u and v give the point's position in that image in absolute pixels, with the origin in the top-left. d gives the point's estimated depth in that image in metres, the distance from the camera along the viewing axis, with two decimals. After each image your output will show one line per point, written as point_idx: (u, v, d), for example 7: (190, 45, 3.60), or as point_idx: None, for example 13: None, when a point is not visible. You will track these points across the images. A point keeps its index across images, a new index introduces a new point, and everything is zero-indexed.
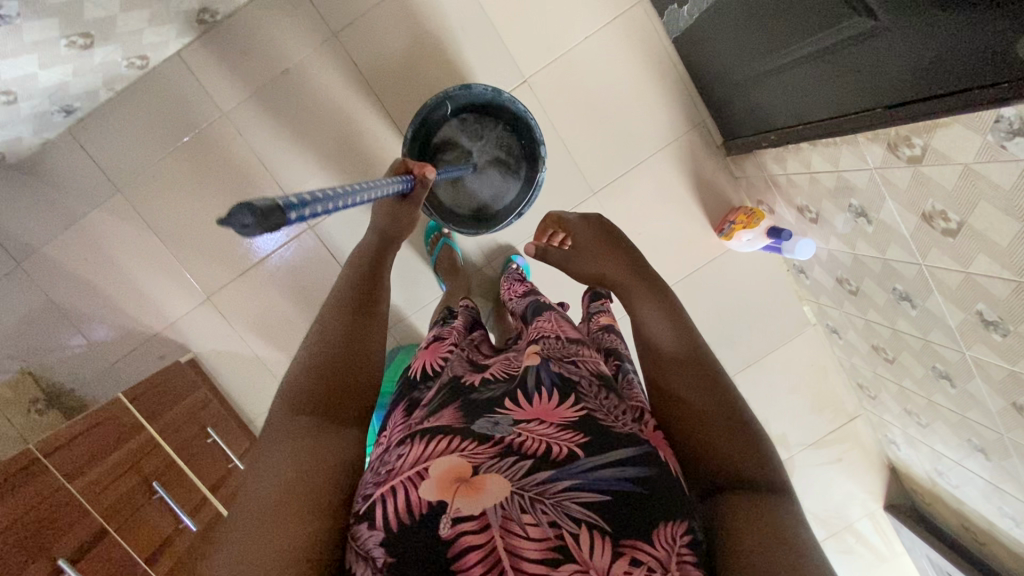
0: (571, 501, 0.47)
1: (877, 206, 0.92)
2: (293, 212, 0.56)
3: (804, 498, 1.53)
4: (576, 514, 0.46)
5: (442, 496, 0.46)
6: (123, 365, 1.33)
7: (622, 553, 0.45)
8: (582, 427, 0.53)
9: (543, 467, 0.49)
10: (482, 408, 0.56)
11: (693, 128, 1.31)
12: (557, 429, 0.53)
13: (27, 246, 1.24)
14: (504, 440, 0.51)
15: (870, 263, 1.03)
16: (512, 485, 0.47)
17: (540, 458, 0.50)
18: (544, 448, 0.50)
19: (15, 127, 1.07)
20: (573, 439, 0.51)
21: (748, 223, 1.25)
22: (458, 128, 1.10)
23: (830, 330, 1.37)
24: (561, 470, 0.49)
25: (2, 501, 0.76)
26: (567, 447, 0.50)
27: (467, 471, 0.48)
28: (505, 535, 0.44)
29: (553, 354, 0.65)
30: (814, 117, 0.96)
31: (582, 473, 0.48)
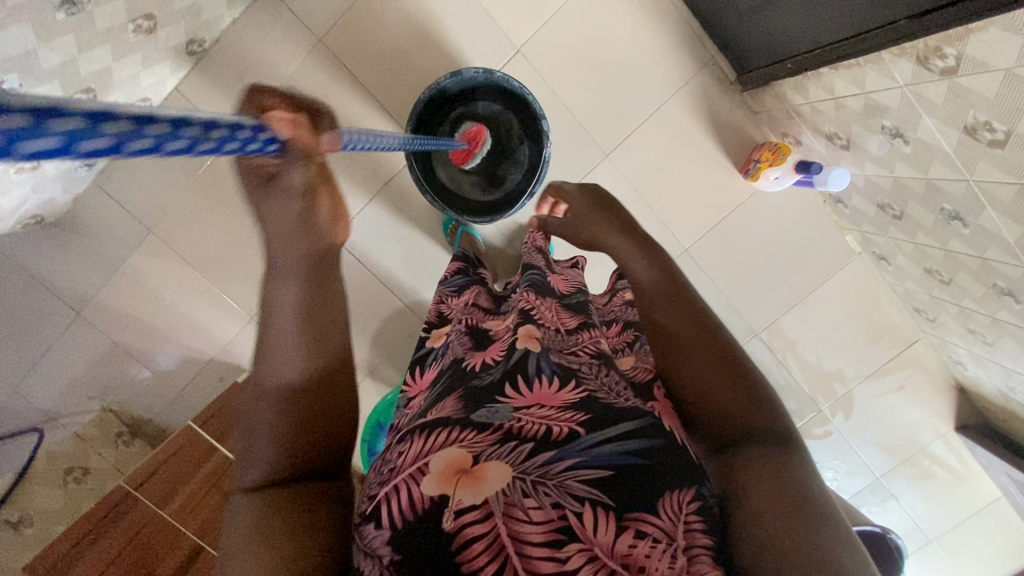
0: (573, 480, 0.49)
1: (913, 125, 0.85)
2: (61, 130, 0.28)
3: (869, 429, 1.49)
4: (579, 492, 0.48)
5: (443, 490, 0.47)
6: (191, 390, 1.43)
7: (627, 527, 0.47)
8: (581, 407, 0.56)
9: (545, 448, 0.51)
10: (481, 398, 0.58)
11: (703, 68, 1.23)
12: (558, 411, 0.56)
13: (82, 297, 1.32)
14: (504, 426, 0.53)
15: (912, 185, 0.96)
16: (516, 470, 0.49)
17: (539, 439, 0.52)
18: (543, 430, 0.53)
19: (44, 188, 1.13)
20: (572, 419, 0.54)
21: (774, 159, 1.17)
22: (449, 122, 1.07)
23: (878, 257, 1.30)
24: (563, 449, 0.51)
25: (109, 536, 0.93)
26: (567, 427, 0.53)
27: (468, 462, 0.49)
28: (508, 522, 0.46)
29: (553, 346, 0.68)
30: (831, 38, 0.89)
31: (582, 451, 0.51)
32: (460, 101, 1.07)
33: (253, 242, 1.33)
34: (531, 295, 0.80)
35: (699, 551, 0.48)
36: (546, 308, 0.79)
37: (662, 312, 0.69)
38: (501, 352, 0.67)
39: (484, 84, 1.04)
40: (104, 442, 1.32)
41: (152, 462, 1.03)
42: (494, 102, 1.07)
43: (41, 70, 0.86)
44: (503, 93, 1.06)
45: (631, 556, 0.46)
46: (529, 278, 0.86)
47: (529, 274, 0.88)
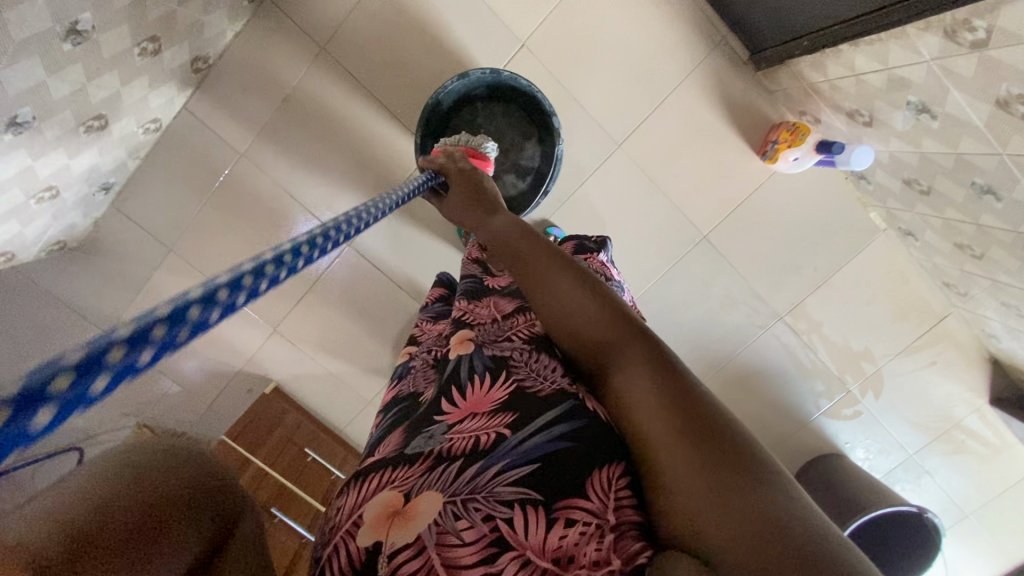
0: (500, 485, 0.51)
1: (940, 100, 0.82)
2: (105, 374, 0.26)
3: (900, 407, 1.46)
4: (507, 497, 0.50)
5: (377, 537, 0.50)
6: (221, 403, 1.45)
7: (556, 519, 0.48)
8: (508, 407, 0.58)
9: (472, 461, 0.53)
10: (421, 426, 0.61)
11: (715, 48, 1.19)
12: (488, 417, 0.58)
13: (108, 316, 1.34)
14: (434, 452, 0.56)
15: (940, 160, 0.92)
16: (445, 494, 0.51)
17: (468, 454, 0.54)
18: (472, 442, 0.55)
19: (65, 215, 1.15)
20: (500, 423, 0.57)
21: (793, 141, 1.13)
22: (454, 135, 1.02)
23: (904, 233, 1.26)
24: (488, 457, 0.53)
25: None
26: (494, 433, 0.56)
27: (400, 502, 0.52)
28: (441, 550, 0.48)
29: (486, 339, 0.71)
30: (848, 15, 0.86)
31: (504, 457, 0.53)
32: (465, 105, 1.05)
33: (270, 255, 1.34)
34: (466, 305, 0.83)
35: (627, 527, 0.47)
36: (488, 305, 0.81)
37: (541, 280, 0.67)
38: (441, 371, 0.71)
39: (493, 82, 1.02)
40: None
41: None
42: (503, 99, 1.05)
43: (52, 101, 0.87)
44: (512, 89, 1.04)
45: (561, 549, 0.46)
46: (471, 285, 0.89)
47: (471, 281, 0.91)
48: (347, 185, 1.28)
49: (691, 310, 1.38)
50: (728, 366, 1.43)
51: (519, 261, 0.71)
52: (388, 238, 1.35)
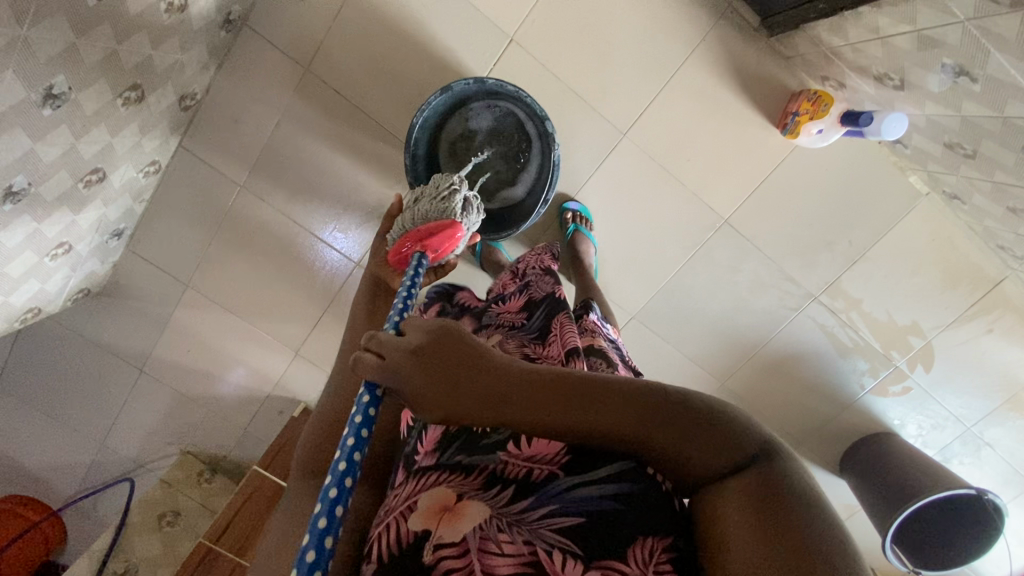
0: (547, 524, 0.47)
1: (981, 61, 0.72)
2: None
3: (955, 379, 1.36)
4: (550, 536, 0.46)
5: (426, 525, 0.49)
6: (255, 427, 1.49)
7: (593, 568, 0.44)
8: (569, 447, 0.53)
9: (522, 494, 0.50)
10: (476, 444, 0.56)
11: (720, 18, 1.09)
12: (543, 451, 0.53)
13: (141, 355, 1.39)
14: (489, 468, 0.53)
15: (984, 124, 0.82)
16: (494, 509, 0.49)
17: (521, 483, 0.51)
18: (525, 471, 0.52)
19: (82, 266, 1.18)
20: (555, 460, 0.52)
21: (815, 113, 1.02)
22: (432, 198, 0.84)
23: (949, 196, 1.15)
24: (539, 495, 0.49)
25: None
26: (548, 468, 0.51)
27: (451, 499, 0.50)
28: (481, 556, 0.45)
29: None
30: None
31: (557, 497, 0.48)
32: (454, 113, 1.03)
33: (283, 280, 1.34)
34: (537, 342, 0.73)
35: None
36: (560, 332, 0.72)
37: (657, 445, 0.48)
38: None
39: (473, 86, 0.97)
40: (188, 484, 1.43)
41: (225, 512, 1.09)
42: (488, 101, 1.01)
43: (45, 165, 0.87)
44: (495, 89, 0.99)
45: None
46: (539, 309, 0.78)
47: (542, 305, 0.79)
48: (349, 205, 1.26)
49: (715, 297, 1.31)
50: (762, 351, 1.37)
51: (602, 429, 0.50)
52: None
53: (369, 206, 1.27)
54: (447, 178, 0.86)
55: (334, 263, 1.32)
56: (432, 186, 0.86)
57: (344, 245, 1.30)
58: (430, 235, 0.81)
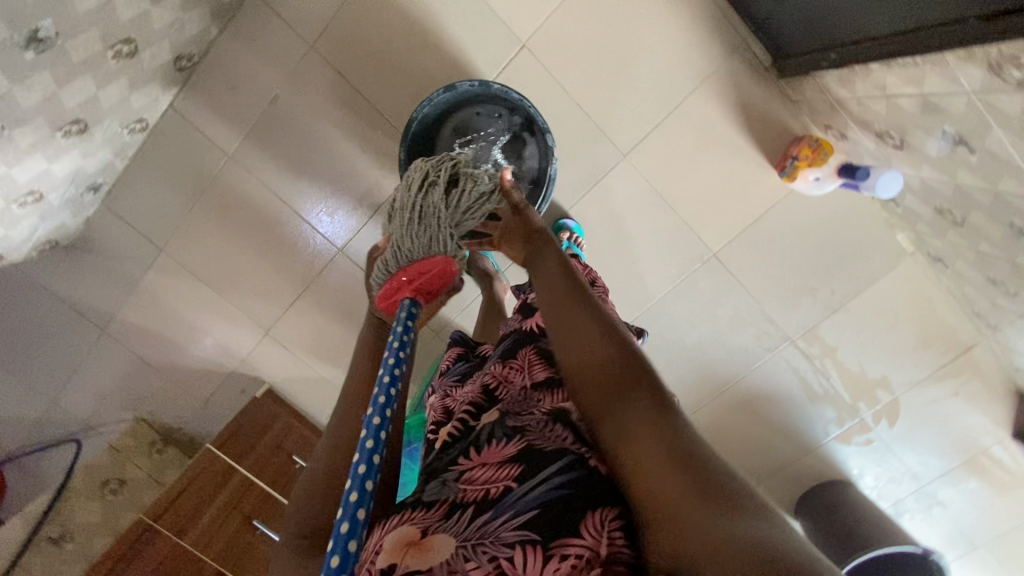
0: (505, 530, 0.45)
1: (981, 134, 0.72)
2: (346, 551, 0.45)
3: (916, 436, 1.38)
4: (510, 538, 0.45)
5: (392, 563, 0.46)
6: (215, 402, 1.45)
7: (552, 554, 0.43)
8: (519, 454, 0.51)
9: (481, 511, 0.48)
10: (436, 472, 0.55)
11: (734, 53, 1.09)
12: (496, 465, 0.51)
13: (104, 315, 1.35)
14: (450, 497, 0.51)
15: (976, 195, 0.83)
16: (456, 538, 0.46)
17: (479, 503, 0.48)
18: (482, 491, 0.49)
19: (53, 216, 1.13)
20: (509, 472, 0.50)
21: (815, 160, 1.02)
22: (404, 229, 0.66)
23: (934, 258, 1.16)
24: (496, 507, 0.47)
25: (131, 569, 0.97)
26: (502, 483, 0.49)
27: (416, 535, 0.48)
28: None
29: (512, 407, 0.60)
30: (880, 30, 0.76)
31: (511, 505, 0.47)
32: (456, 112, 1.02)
33: (261, 257, 1.31)
34: (497, 364, 0.70)
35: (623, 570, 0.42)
36: (522, 361, 0.69)
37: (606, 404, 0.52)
38: (460, 429, 0.60)
39: (480, 88, 0.96)
40: (139, 452, 1.41)
41: (172, 488, 1.05)
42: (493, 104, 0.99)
43: (23, 110, 0.84)
44: (502, 95, 0.98)
45: None
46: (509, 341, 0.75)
47: (510, 336, 0.75)
48: (339, 190, 1.23)
49: (694, 328, 1.31)
50: (733, 387, 1.38)
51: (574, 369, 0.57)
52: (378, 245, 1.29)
53: (358, 193, 1.24)
54: (416, 188, 0.68)
55: (314, 244, 1.29)
56: (402, 206, 0.68)
57: (329, 229, 1.28)
58: (413, 280, 0.66)
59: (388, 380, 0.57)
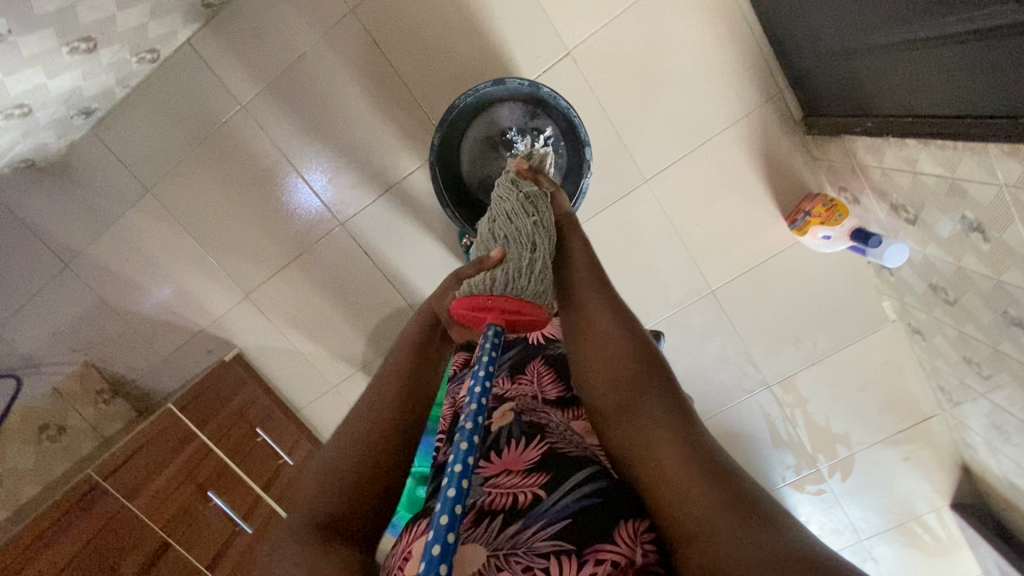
0: (540, 540, 0.42)
1: (1000, 226, 0.75)
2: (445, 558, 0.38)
3: (864, 493, 1.44)
4: (544, 546, 0.41)
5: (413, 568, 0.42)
6: (177, 359, 1.37)
7: (587, 562, 0.40)
8: (543, 464, 0.49)
9: (512, 520, 0.44)
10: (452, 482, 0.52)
11: (768, 101, 1.11)
12: (521, 475, 0.48)
13: (70, 248, 1.25)
14: (474, 504, 0.47)
15: (978, 279, 0.87)
16: (488, 548, 0.43)
17: (509, 512, 0.45)
18: (510, 500, 0.46)
19: (35, 134, 1.04)
20: (535, 481, 0.47)
21: (828, 220, 1.09)
22: (518, 258, 0.63)
23: (913, 329, 1.22)
24: (527, 516, 0.44)
25: (73, 527, 0.83)
26: (530, 492, 0.46)
27: None
28: None
29: (524, 409, 0.58)
30: (925, 109, 0.78)
31: (543, 514, 0.44)
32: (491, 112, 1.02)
33: (254, 216, 1.24)
34: (506, 379, 0.68)
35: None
36: (529, 377, 0.68)
37: (625, 407, 0.50)
38: None
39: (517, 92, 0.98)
40: (83, 400, 1.29)
41: (127, 445, 0.97)
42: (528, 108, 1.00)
43: (33, 17, 0.79)
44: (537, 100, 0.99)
45: None
46: (516, 354, 0.74)
47: (516, 349, 0.75)
48: (350, 161, 1.18)
49: (680, 359, 1.33)
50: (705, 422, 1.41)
51: (589, 363, 0.55)
52: (380, 227, 1.23)
53: (370, 170, 1.19)
54: (526, 221, 0.67)
55: (313, 212, 1.23)
56: (512, 234, 0.66)
57: (329, 197, 1.21)
58: (510, 312, 0.58)
59: (485, 373, 0.53)
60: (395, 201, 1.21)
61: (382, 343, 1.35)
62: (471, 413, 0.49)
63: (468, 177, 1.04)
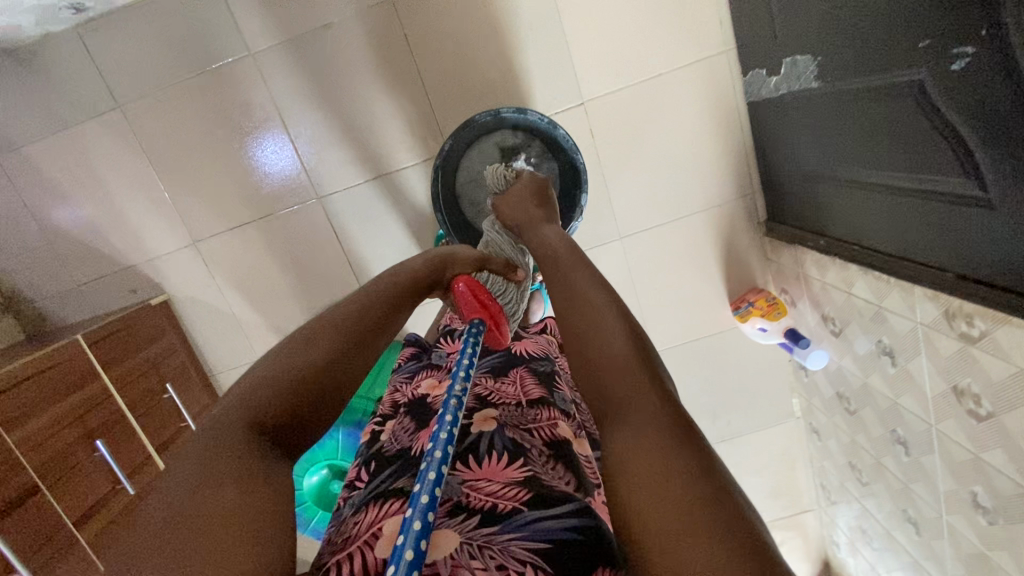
0: (518, 546, 0.41)
1: (908, 355, 0.88)
2: (425, 511, 0.41)
3: None
4: (521, 555, 0.40)
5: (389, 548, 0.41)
6: (91, 289, 1.25)
7: None
8: (528, 483, 0.47)
9: (489, 521, 0.43)
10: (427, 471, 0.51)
11: (741, 197, 1.23)
12: (504, 486, 0.47)
13: (9, 141, 1.15)
14: (453, 499, 0.47)
15: (878, 397, 1.00)
16: (462, 534, 0.42)
17: (486, 512, 0.44)
18: (490, 504, 0.45)
19: (13, 12, 0.97)
20: (518, 495, 0.45)
21: (768, 313, 1.20)
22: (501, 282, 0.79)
23: (812, 429, 1.36)
24: (506, 522, 0.43)
25: None
26: (511, 503, 0.45)
27: None
28: None
29: (510, 418, 0.58)
30: (871, 242, 0.90)
31: (526, 524, 0.42)
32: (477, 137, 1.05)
33: (226, 164, 1.18)
34: (488, 379, 0.68)
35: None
36: (513, 380, 0.68)
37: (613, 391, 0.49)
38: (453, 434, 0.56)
39: (496, 117, 1.03)
40: None
41: (22, 370, 0.88)
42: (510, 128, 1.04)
43: None
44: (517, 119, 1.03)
45: None
46: (499, 359, 0.74)
47: (499, 355, 0.75)
48: (346, 139, 1.17)
49: None
50: None
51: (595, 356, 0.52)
52: (357, 210, 1.21)
53: (363, 153, 1.18)
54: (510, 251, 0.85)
55: (290, 177, 1.19)
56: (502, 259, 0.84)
57: (312, 167, 1.18)
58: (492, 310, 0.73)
59: (464, 373, 0.60)
60: (381, 191, 1.20)
61: None
62: (452, 403, 0.55)
63: (461, 186, 1.08)
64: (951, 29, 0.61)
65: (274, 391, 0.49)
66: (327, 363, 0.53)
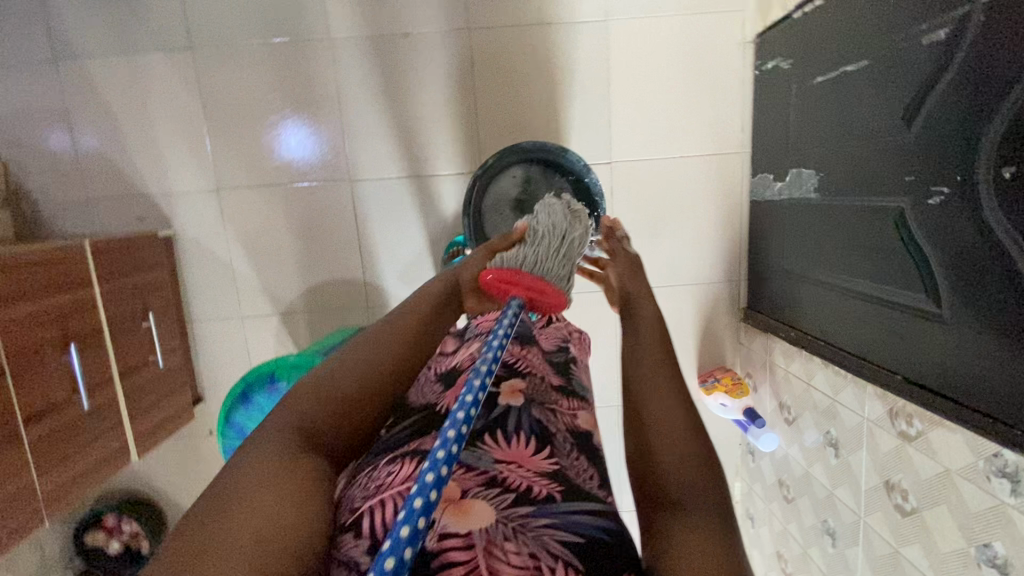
0: (551, 537, 0.40)
1: (851, 449, 0.97)
2: (438, 468, 0.42)
3: None
4: (554, 548, 0.39)
5: None
6: (99, 206, 1.26)
7: None
8: (560, 476, 0.47)
9: (523, 502, 0.43)
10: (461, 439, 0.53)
11: (729, 281, 1.34)
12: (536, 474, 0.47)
13: (73, 51, 1.20)
14: (490, 471, 0.47)
15: (817, 486, 1.07)
16: (496, 512, 0.42)
17: (520, 494, 0.44)
18: (525, 486, 0.45)
19: None
20: (553, 486, 0.46)
21: (731, 391, 1.29)
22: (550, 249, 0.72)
23: (748, 515, 1.41)
24: (541, 508, 0.43)
25: None
26: (547, 490, 0.45)
27: (455, 494, 0.44)
28: (487, 558, 0.37)
29: (536, 396, 0.61)
30: (836, 339, 1.01)
31: (560, 515, 0.42)
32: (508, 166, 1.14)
33: (272, 127, 1.24)
34: (515, 345, 0.72)
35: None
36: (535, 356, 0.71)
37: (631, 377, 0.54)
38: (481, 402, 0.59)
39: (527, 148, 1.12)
40: None
41: (23, 256, 0.88)
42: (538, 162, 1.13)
43: None
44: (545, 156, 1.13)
45: None
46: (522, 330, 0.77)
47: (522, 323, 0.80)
48: (391, 135, 1.25)
49: None
50: None
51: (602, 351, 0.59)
52: (383, 201, 1.27)
53: (403, 151, 1.26)
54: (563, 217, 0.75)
55: (329, 154, 1.26)
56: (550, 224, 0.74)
57: (352, 151, 1.26)
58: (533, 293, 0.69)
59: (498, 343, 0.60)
60: (410, 190, 1.27)
61: (317, 302, 1.31)
62: (480, 366, 0.55)
63: (488, 205, 1.15)
64: (932, 172, 0.74)
65: (314, 399, 0.47)
66: (364, 363, 0.51)
